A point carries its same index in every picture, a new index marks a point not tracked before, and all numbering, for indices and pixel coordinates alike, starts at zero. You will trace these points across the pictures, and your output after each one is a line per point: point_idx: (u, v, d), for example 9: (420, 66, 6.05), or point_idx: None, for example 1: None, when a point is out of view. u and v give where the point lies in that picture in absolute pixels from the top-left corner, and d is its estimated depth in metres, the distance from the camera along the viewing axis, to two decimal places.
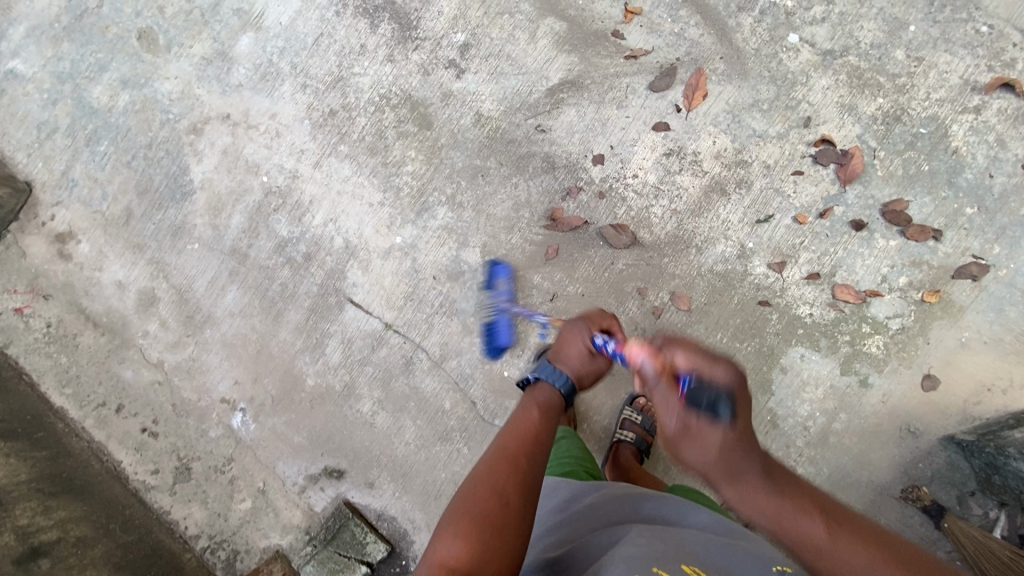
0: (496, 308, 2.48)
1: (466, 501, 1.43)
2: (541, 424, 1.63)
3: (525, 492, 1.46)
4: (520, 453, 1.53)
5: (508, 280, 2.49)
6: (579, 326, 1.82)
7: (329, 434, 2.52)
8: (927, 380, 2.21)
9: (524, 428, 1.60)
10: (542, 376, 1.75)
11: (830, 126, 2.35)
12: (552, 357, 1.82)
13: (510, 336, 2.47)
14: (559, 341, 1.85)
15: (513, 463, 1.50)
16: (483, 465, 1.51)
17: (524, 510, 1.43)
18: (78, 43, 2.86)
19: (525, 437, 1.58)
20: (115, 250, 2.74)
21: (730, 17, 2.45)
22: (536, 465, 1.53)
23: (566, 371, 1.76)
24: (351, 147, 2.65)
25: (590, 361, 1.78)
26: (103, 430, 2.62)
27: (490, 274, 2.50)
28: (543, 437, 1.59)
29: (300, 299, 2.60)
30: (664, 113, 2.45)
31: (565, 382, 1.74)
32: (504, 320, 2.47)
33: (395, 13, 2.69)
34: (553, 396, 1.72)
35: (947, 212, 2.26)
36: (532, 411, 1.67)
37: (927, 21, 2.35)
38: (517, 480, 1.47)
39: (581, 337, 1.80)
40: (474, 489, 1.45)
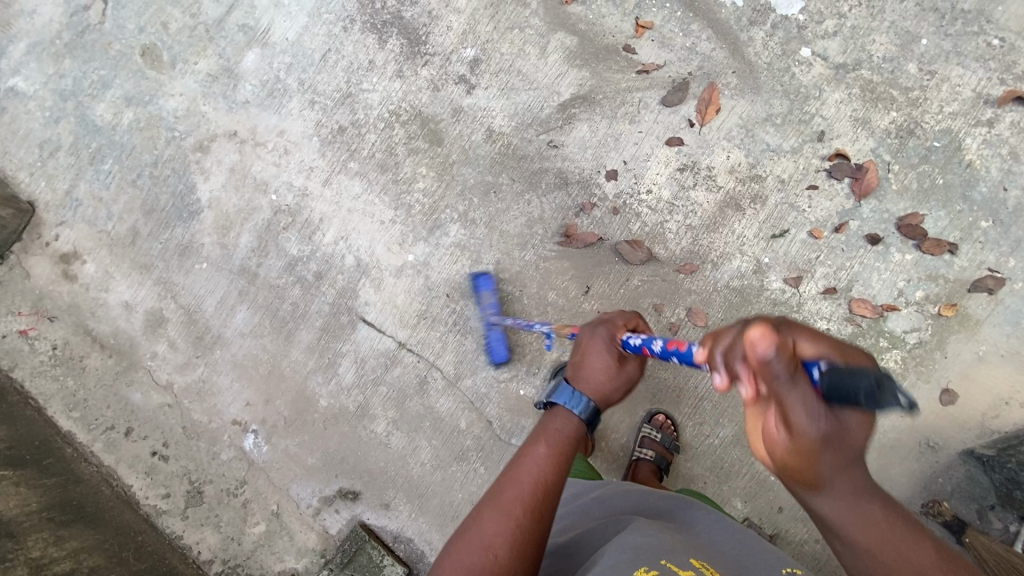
0: (487, 324, 2.44)
1: (455, 550, 1.32)
2: (547, 470, 1.43)
3: (521, 552, 1.31)
4: (517, 500, 1.37)
5: (492, 292, 2.45)
6: (599, 337, 1.70)
7: (344, 456, 2.49)
8: (946, 394, 2.21)
9: (527, 476, 1.42)
10: (559, 401, 1.59)
11: (844, 140, 2.35)
12: (570, 376, 1.67)
13: (505, 351, 2.44)
14: (579, 355, 1.72)
15: (505, 513, 1.35)
16: (476, 512, 1.37)
17: (515, 570, 1.29)
18: (80, 59, 2.82)
19: (524, 485, 1.40)
20: (122, 270, 2.70)
21: (741, 31, 2.45)
22: (536, 515, 1.36)
23: (586, 391, 1.61)
24: (361, 164, 2.62)
25: (615, 376, 1.64)
26: (113, 454, 2.58)
27: (475, 287, 2.46)
28: (548, 487, 1.40)
29: (312, 318, 2.57)
30: (677, 127, 2.44)
31: (586, 406, 1.57)
32: (495, 335, 2.43)
33: (404, 28, 2.66)
34: (573, 423, 1.56)
35: (962, 225, 2.26)
36: (540, 450, 1.48)
37: (939, 34, 2.35)
38: (509, 535, 1.32)
39: (601, 349, 1.68)
40: (464, 539, 1.33)
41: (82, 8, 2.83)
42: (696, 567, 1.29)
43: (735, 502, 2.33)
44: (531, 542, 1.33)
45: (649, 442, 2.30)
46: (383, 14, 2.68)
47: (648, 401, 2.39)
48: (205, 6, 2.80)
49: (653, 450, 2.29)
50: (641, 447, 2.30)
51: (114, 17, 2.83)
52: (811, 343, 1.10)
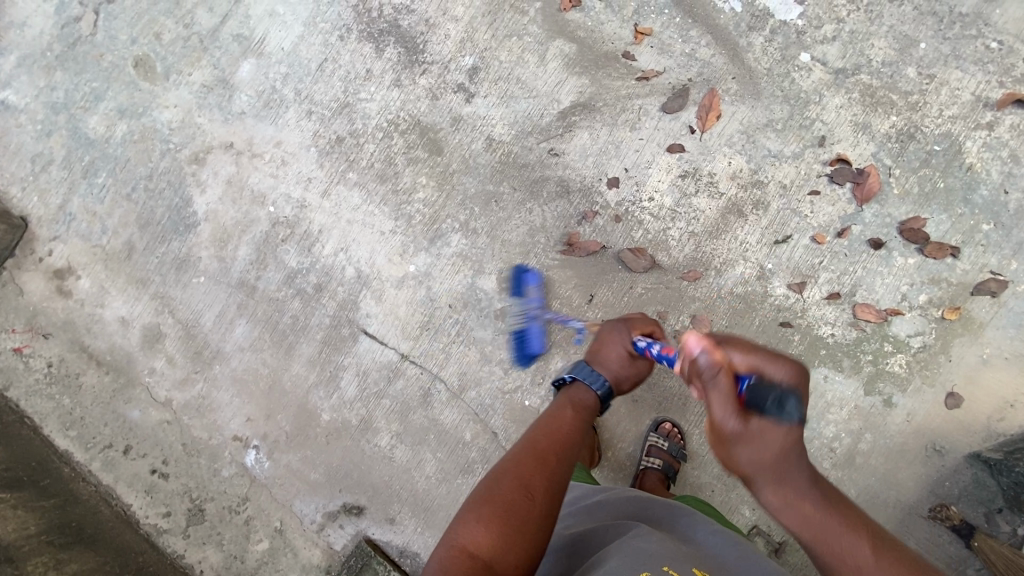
0: (529, 315, 2.46)
1: (493, 488, 1.43)
2: (573, 428, 1.62)
3: (554, 492, 1.46)
4: (551, 452, 1.53)
5: (538, 287, 2.47)
6: (619, 329, 1.79)
7: (348, 470, 2.46)
8: (951, 398, 2.21)
9: (558, 432, 1.59)
10: (578, 376, 1.72)
11: (845, 145, 2.35)
12: (589, 358, 1.79)
13: (542, 343, 2.45)
14: (597, 341, 1.82)
15: (541, 459, 1.50)
16: (513, 458, 1.51)
17: (548, 510, 1.42)
18: (71, 71, 2.78)
19: (555, 439, 1.57)
20: (118, 285, 2.66)
21: (740, 36, 2.44)
22: (567, 464, 1.52)
23: (603, 373, 1.73)
24: (360, 174, 2.59)
25: (630, 364, 1.74)
26: (111, 473, 2.54)
27: (512, 278, 2.47)
28: (575, 443, 1.58)
29: (312, 331, 2.53)
30: (678, 134, 2.43)
31: (603, 385, 1.70)
32: (535, 328, 2.45)
33: (401, 37, 2.64)
34: (589, 397, 1.70)
35: (964, 228, 2.26)
36: (568, 412, 1.66)
37: (938, 38, 2.35)
38: (546, 479, 1.46)
39: (620, 340, 1.77)
40: (502, 479, 1.45)
41: (74, 20, 2.79)
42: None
43: (743, 509, 2.33)
44: (562, 488, 1.48)
45: (657, 451, 2.29)
46: (380, 23, 2.66)
47: (654, 410, 2.38)
48: (199, 16, 2.76)
49: (661, 458, 2.28)
50: (649, 455, 2.29)
51: (106, 28, 2.79)
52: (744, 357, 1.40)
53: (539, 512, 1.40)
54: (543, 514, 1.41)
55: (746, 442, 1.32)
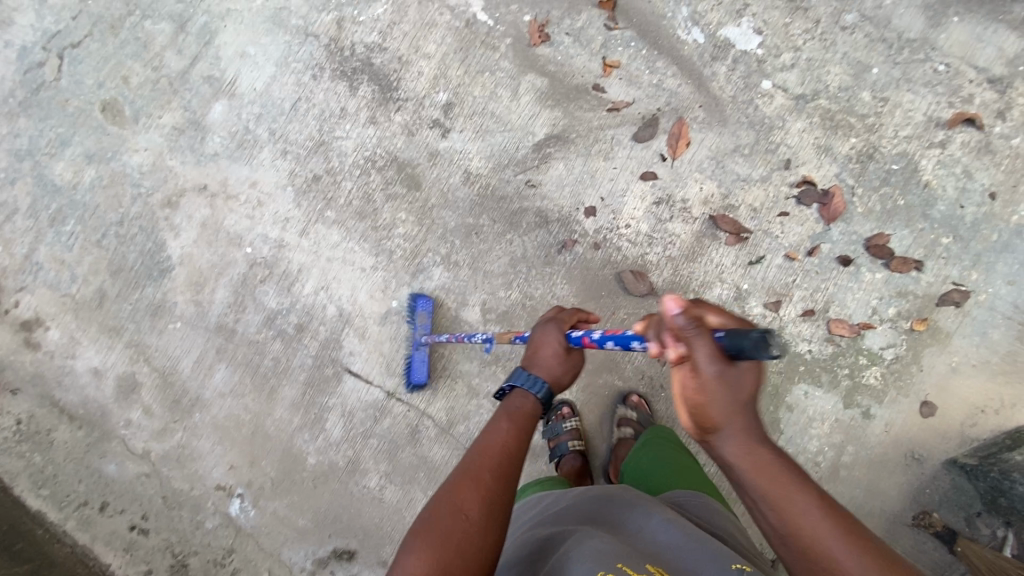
0: (415, 342, 2.41)
1: (419, 532, 1.31)
2: (509, 439, 1.50)
3: (490, 509, 1.37)
4: (485, 468, 1.43)
5: (428, 313, 2.44)
6: (552, 326, 1.70)
7: (336, 514, 2.41)
8: (925, 407, 2.29)
9: (494, 446, 1.47)
10: (517, 384, 1.62)
11: (809, 168, 2.44)
12: (525, 363, 1.68)
13: (425, 373, 2.41)
14: (531, 346, 1.71)
15: (475, 481, 1.39)
16: (446, 481, 1.41)
17: (486, 531, 1.34)
18: (35, 117, 2.72)
19: (492, 455, 1.46)
20: (89, 335, 2.58)
21: (705, 66, 2.54)
22: (504, 479, 1.42)
23: (542, 375, 1.63)
24: (338, 213, 2.59)
25: (568, 360, 1.64)
26: (87, 532, 2.43)
27: (412, 305, 2.46)
28: (512, 456, 1.46)
29: (295, 373, 2.49)
30: (650, 162, 2.50)
31: (542, 389, 1.59)
32: (420, 356, 2.42)
33: (374, 75, 2.66)
34: (530, 403, 1.59)
35: (925, 242, 2.36)
36: (503, 423, 1.54)
37: (889, 63, 2.48)
38: (481, 499, 1.37)
39: (554, 338, 1.66)
40: (434, 509, 1.35)
41: (36, 65, 2.74)
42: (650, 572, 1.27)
43: None
44: (500, 505, 1.39)
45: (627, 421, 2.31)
46: (353, 61, 2.68)
47: None
48: (168, 59, 2.75)
49: (632, 427, 2.31)
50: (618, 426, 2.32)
51: (71, 73, 2.75)
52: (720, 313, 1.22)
53: (478, 533, 1.32)
54: (484, 536, 1.33)
55: (719, 395, 1.14)
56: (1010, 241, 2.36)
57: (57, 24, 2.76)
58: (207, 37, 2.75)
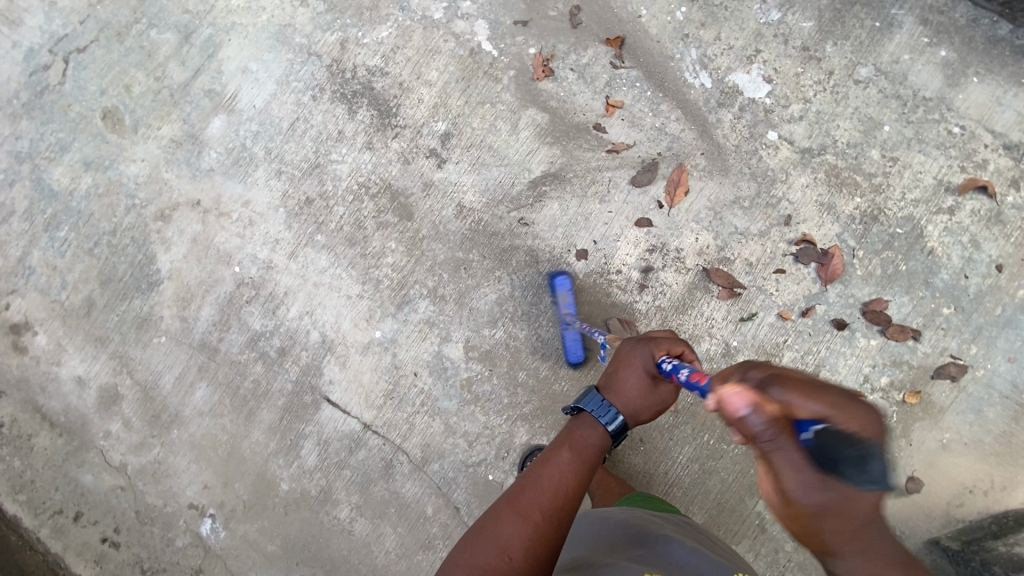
0: (564, 323, 2.40)
1: (465, 552, 1.42)
2: (566, 477, 1.54)
3: (534, 548, 1.42)
4: (537, 505, 1.48)
5: (570, 292, 2.40)
6: (641, 353, 1.68)
7: (305, 543, 2.40)
8: (911, 483, 2.22)
9: (549, 481, 1.53)
10: (587, 408, 1.64)
11: (810, 226, 2.37)
12: (604, 386, 1.70)
13: (580, 353, 2.40)
14: (614, 366, 1.72)
15: (523, 515, 1.45)
16: (494, 512, 1.48)
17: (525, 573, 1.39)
18: (37, 120, 2.73)
19: (545, 491, 1.51)
20: (76, 343, 2.59)
21: (710, 112, 2.48)
22: (553, 521, 1.47)
23: (617, 406, 1.65)
24: (329, 237, 2.56)
25: (648, 393, 1.66)
26: (60, 541, 2.45)
27: (551, 286, 2.43)
28: (565, 495, 1.51)
29: (274, 398, 2.48)
30: (646, 209, 2.45)
31: (613, 419, 1.62)
32: (572, 337, 2.39)
33: (374, 99, 2.63)
34: (598, 432, 1.62)
35: (925, 311, 2.29)
36: (564, 455, 1.59)
37: (902, 121, 2.40)
38: (526, 537, 1.42)
39: (641, 364, 1.67)
40: (476, 538, 1.44)
41: (42, 68, 2.75)
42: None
43: None
44: (546, 543, 1.44)
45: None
46: (354, 84, 2.65)
47: None
48: (171, 69, 2.74)
49: None
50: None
51: (75, 77, 2.75)
52: (806, 403, 1.17)
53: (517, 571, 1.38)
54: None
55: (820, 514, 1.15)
56: (1013, 316, 2.28)
57: (65, 27, 2.76)
58: (211, 50, 2.73)
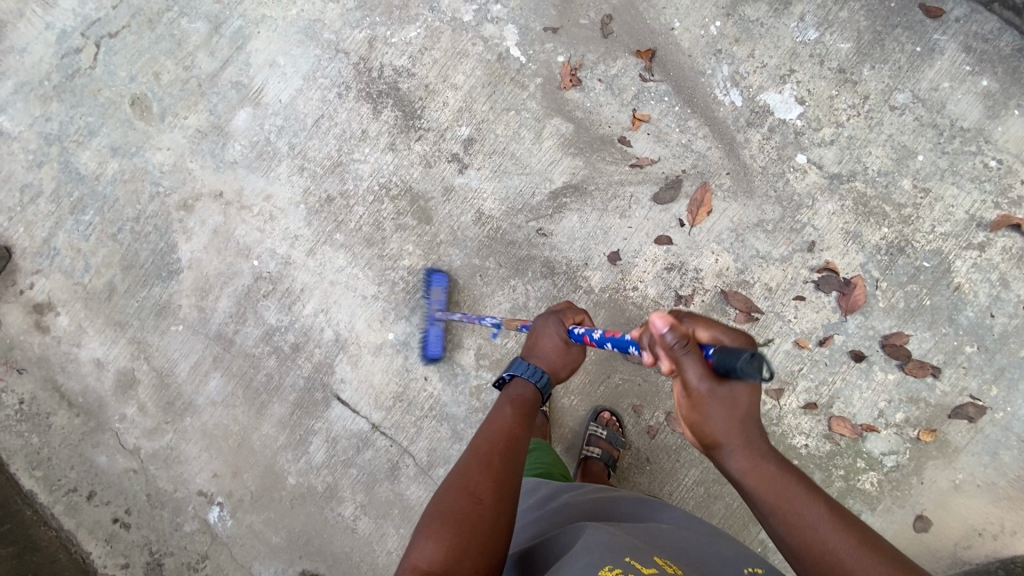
0: (430, 318, 2.45)
1: (434, 507, 1.37)
2: (515, 425, 1.58)
3: (504, 493, 1.40)
4: (495, 452, 1.48)
5: (443, 289, 2.46)
6: (553, 321, 1.81)
7: (309, 537, 2.44)
8: (919, 521, 2.19)
9: (499, 430, 1.55)
10: (517, 372, 1.71)
11: (833, 253, 2.32)
12: (525, 355, 1.78)
13: (441, 347, 2.45)
14: (530, 338, 1.83)
15: (487, 464, 1.44)
16: (458, 468, 1.45)
17: (497, 512, 1.37)
18: (67, 103, 2.77)
19: (498, 440, 1.52)
20: (96, 326, 2.65)
21: (739, 131, 2.43)
22: (516, 463, 1.47)
23: (540, 366, 1.74)
24: (347, 236, 2.57)
25: (563, 352, 1.77)
26: (73, 518, 2.52)
27: (426, 282, 2.48)
28: (519, 439, 1.53)
29: (285, 392, 2.52)
30: (667, 226, 2.42)
31: (541, 377, 1.70)
32: (435, 332, 2.44)
33: (400, 100, 2.62)
34: (529, 390, 1.68)
35: (946, 348, 2.24)
36: (506, 409, 1.62)
37: (936, 151, 2.34)
38: (493, 482, 1.40)
39: (554, 330, 1.79)
40: (444, 499, 1.38)
41: (73, 50, 2.78)
42: (658, 565, 1.31)
43: None
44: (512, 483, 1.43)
45: (597, 440, 2.25)
46: (380, 84, 2.64)
47: None
48: (200, 60, 2.75)
49: (600, 447, 2.25)
50: (588, 444, 2.25)
51: (106, 62, 2.77)
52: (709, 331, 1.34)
53: (490, 519, 1.34)
54: (496, 519, 1.35)
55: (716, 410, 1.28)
56: None
57: (98, 12, 2.79)
58: (240, 42, 2.74)
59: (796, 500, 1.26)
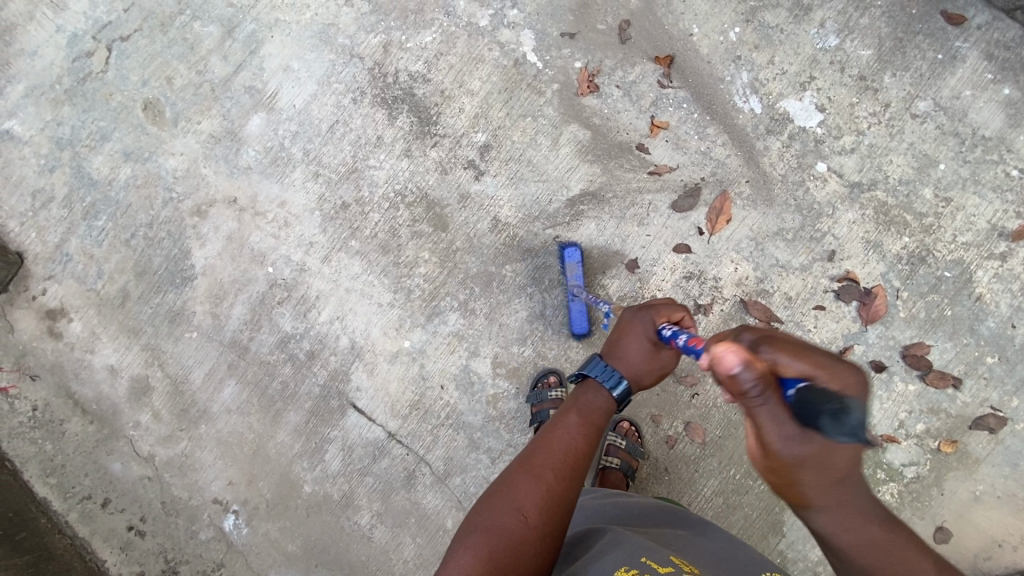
0: (570, 295, 2.38)
1: (479, 516, 1.41)
2: (579, 440, 1.54)
3: (551, 510, 1.41)
4: (548, 466, 1.48)
5: (580, 264, 2.38)
6: (642, 321, 1.66)
7: (325, 546, 2.44)
8: (940, 532, 2.19)
9: (559, 444, 1.52)
10: (592, 374, 1.63)
11: (854, 263, 2.31)
12: (605, 352, 1.69)
13: (586, 322, 2.40)
14: (615, 333, 1.71)
15: (537, 477, 1.45)
16: (508, 477, 1.48)
17: (543, 530, 1.38)
18: (79, 107, 2.74)
19: (555, 454, 1.51)
20: (109, 332, 2.63)
21: (758, 139, 2.41)
22: (567, 479, 1.47)
23: (621, 370, 1.63)
24: (362, 243, 2.56)
25: (648, 357, 1.64)
26: (88, 526, 2.52)
27: (562, 257, 2.41)
28: (577, 457, 1.51)
29: (301, 400, 2.51)
30: (686, 234, 2.40)
31: (618, 385, 1.61)
32: (578, 308, 2.38)
33: (415, 106, 2.60)
34: (602, 398, 1.62)
35: (967, 359, 2.23)
36: (572, 419, 1.58)
37: (958, 160, 2.32)
38: (540, 498, 1.42)
39: (641, 331, 1.65)
40: (489, 506, 1.42)
41: (85, 54, 2.75)
42: (675, 565, 1.36)
43: None
44: (561, 502, 1.43)
45: (615, 451, 2.25)
46: (395, 89, 2.62)
47: None
48: (213, 64, 2.72)
49: (619, 458, 2.25)
50: (607, 455, 2.25)
51: (117, 66, 2.75)
52: (792, 361, 1.10)
53: (534, 534, 1.37)
54: (539, 536, 1.37)
55: (802, 468, 1.10)
56: None
57: (109, 15, 2.76)
58: (253, 46, 2.71)
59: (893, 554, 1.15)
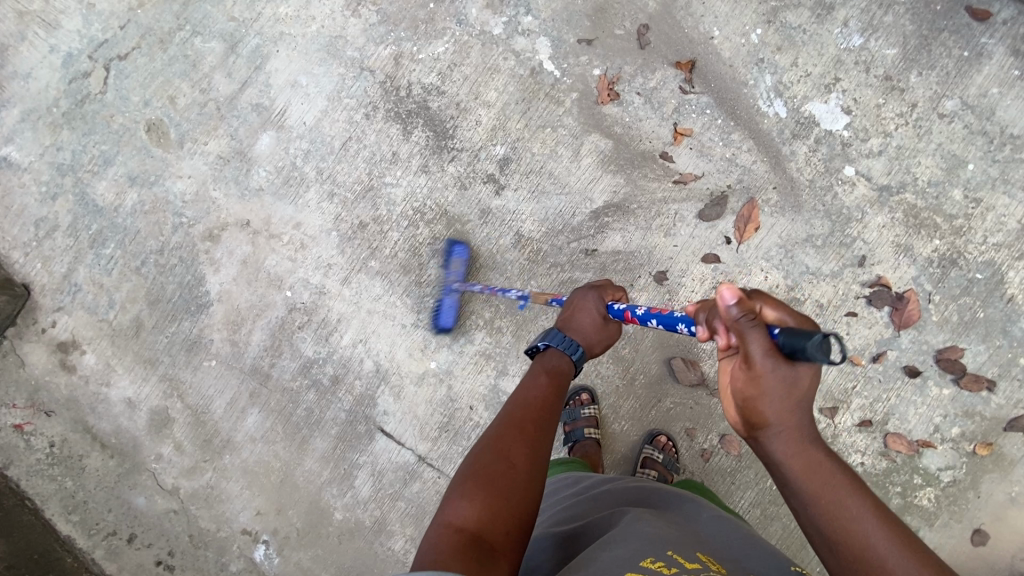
0: (456, 290, 2.42)
1: (470, 466, 1.37)
2: (549, 394, 1.58)
3: (536, 459, 1.41)
4: (527, 420, 1.49)
5: (462, 261, 2.44)
6: (591, 297, 1.80)
7: (359, 572, 2.42)
8: (977, 535, 2.20)
9: (534, 399, 1.56)
10: (553, 343, 1.71)
11: (885, 268, 2.28)
12: (560, 326, 1.77)
13: (453, 317, 2.44)
14: (566, 309, 1.81)
15: (519, 429, 1.46)
16: (493, 431, 1.47)
17: (530, 476, 1.37)
18: (79, 131, 2.64)
19: (531, 407, 1.53)
20: (125, 363, 2.56)
21: (784, 144, 2.37)
22: (544, 431, 1.48)
23: (577, 339, 1.73)
24: (382, 263, 2.50)
25: (600, 329, 1.76)
26: (115, 562, 2.48)
27: (447, 252, 2.45)
28: (550, 409, 1.54)
29: (327, 426, 2.46)
30: (713, 244, 2.36)
31: (577, 352, 1.70)
32: (450, 301, 2.43)
33: (430, 120, 2.53)
34: (564, 363, 1.69)
35: (1001, 361, 2.23)
36: (542, 379, 1.63)
37: (987, 159, 2.30)
38: (525, 447, 1.41)
39: (593, 306, 1.79)
40: (480, 454, 1.40)
41: (81, 74, 2.64)
42: (702, 562, 1.27)
43: None
44: (543, 454, 1.43)
45: (652, 463, 2.22)
46: (408, 103, 2.54)
47: None
48: (217, 81, 2.62)
49: (656, 471, 2.22)
50: (644, 467, 2.22)
51: (117, 86, 2.64)
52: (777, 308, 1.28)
53: (523, 477, 1.35)
54: (529, 481, 1.36)
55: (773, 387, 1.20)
56: None
57: (105, 32, 2.65)
58: (258, 61, 2.62)
59: (838, 495, 1.16)
